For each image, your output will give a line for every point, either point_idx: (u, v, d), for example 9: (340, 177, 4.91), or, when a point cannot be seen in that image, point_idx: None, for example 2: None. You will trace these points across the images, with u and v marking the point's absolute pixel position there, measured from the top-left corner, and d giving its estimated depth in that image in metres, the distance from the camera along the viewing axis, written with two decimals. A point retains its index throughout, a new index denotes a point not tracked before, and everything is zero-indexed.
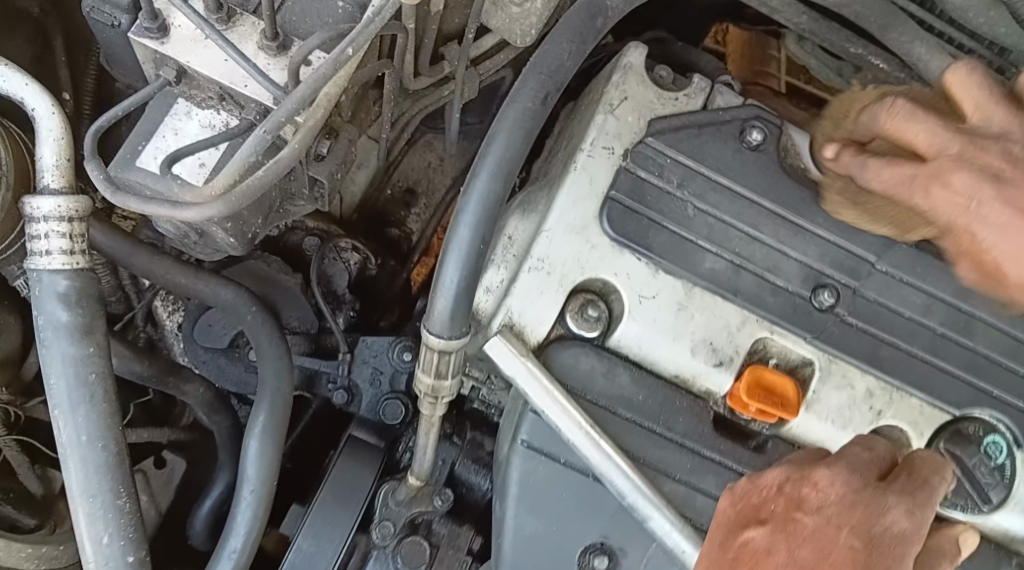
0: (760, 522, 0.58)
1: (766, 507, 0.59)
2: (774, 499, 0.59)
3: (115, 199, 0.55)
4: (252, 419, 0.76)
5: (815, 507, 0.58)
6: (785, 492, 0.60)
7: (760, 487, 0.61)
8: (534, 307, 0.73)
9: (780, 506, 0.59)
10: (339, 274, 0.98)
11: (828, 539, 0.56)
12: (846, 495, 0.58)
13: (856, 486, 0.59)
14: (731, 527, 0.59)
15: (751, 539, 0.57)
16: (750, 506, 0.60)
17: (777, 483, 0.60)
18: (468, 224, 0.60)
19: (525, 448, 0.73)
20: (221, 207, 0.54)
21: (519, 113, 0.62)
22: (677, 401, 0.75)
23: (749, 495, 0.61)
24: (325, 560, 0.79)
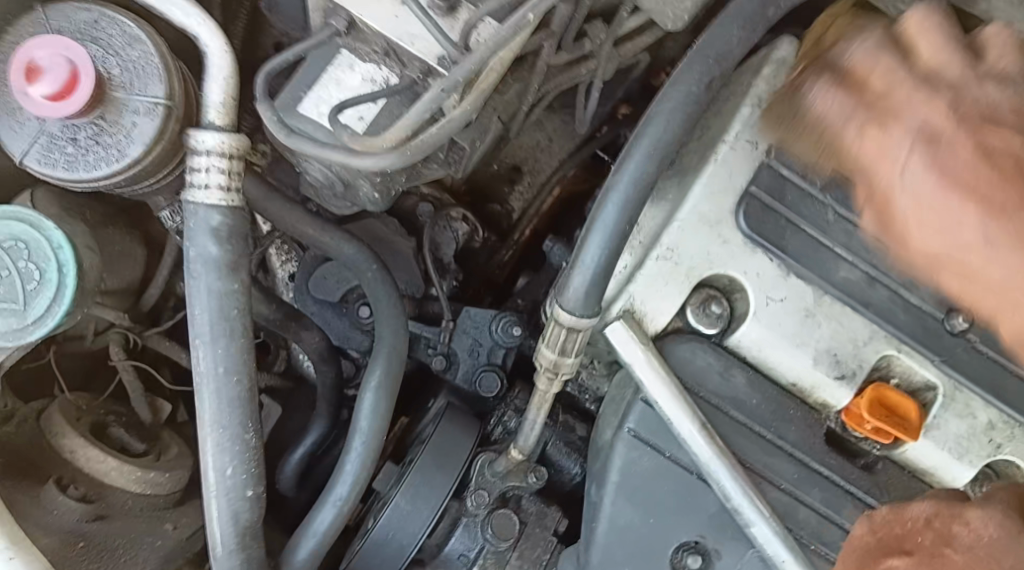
0: (905, 553, 0.57)
1: (912, 538, 0.58)
2: (921, 530, 0.58)
3: (289, 143, 0.59)
4: (369, 373, 0.77)
5: (967, 545, 0.56)
6: (933, 526, 0.58)
7: (905, 518, 0.59)
8: (657, 297, 0.73)
9: (927, 539, 0.57)
10: (448, 242, 0.97)
11: None
12: (1001, 536, 0.56)
13: (1008, 530, 0.57)
14: (871, 553, 0.59)
15: (894, 568, 0.57)
16: (893, 535, 0.59)
17: (925, 516, 0.59)
18: (616, 204, 0.60)
19: (630, 437, 0.73)
20: (395, 159, 0.56)
21: (682, 96, 0.61)
22: (792, 409, 0.74)
23: (892, 524, 0.60)
24: (418, 522, 0.79)
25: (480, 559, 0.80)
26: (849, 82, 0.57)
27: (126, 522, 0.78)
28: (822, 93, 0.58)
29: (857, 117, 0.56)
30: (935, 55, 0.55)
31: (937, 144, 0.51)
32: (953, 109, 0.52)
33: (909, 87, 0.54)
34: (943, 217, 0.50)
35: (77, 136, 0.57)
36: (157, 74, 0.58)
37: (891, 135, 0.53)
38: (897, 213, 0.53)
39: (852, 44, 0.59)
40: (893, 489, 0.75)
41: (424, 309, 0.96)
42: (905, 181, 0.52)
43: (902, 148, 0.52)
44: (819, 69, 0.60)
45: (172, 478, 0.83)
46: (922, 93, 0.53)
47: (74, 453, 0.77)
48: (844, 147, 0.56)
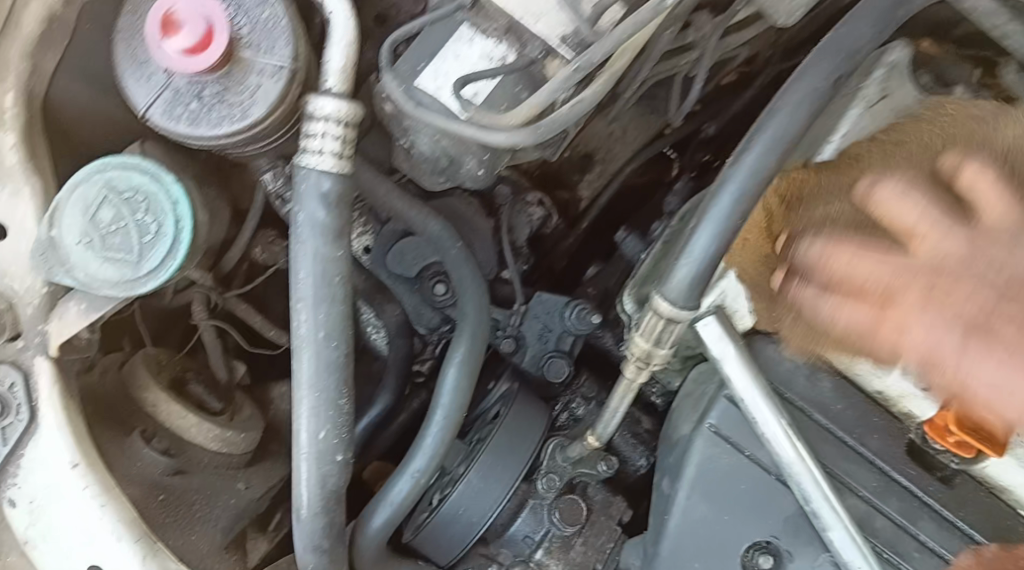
0: None
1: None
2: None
3: (417, 116, 0.60)
4: (452, 348, 0.79)
5: None
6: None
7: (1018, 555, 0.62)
8: (749, 294, 0.72)
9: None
10: (522, 226, 0.97)
11: None
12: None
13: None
14: None
15: None
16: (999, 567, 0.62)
17: None
18: (732, 194, 0.60)
19: (710, 432, 0.73)
20: (527, 137, 0.56)
21: (804, 91, 0.61)
22: (875, 417, 0.73)
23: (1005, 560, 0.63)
24: (490, 500, 0.79)
25: (545, 542, 0.81)
26: (837, 282, 0.56)
27: (203, 478, 0.80)
28: (820, 249, 0.58)
29: (856, 294, 0.54)
30: (924, 226, 0.53)
31: (894, 300, 0.53)
32: (979, 238, 0.52)
33: (915, 295, 0.52)
34: (986, 365, 0.49)
35: (201, 93, 0.60)
36: (285, 36, 0.60)
37: (903, 313, 0.52)
38: (952, 365, 0.50)
39: (807, 244, 0.60)
40: (973, 507, 0.74)
41: (498, 291, 0.97)
42: (950, 344, 0.50)
43: (875, 271, 0.54)
44: (803, 274, 0.59)
45: (246, 438, 0.83)
46: (871, 259, 0.54)
47: (156, 407, 0.78)
48: (856, 292, 0.55)
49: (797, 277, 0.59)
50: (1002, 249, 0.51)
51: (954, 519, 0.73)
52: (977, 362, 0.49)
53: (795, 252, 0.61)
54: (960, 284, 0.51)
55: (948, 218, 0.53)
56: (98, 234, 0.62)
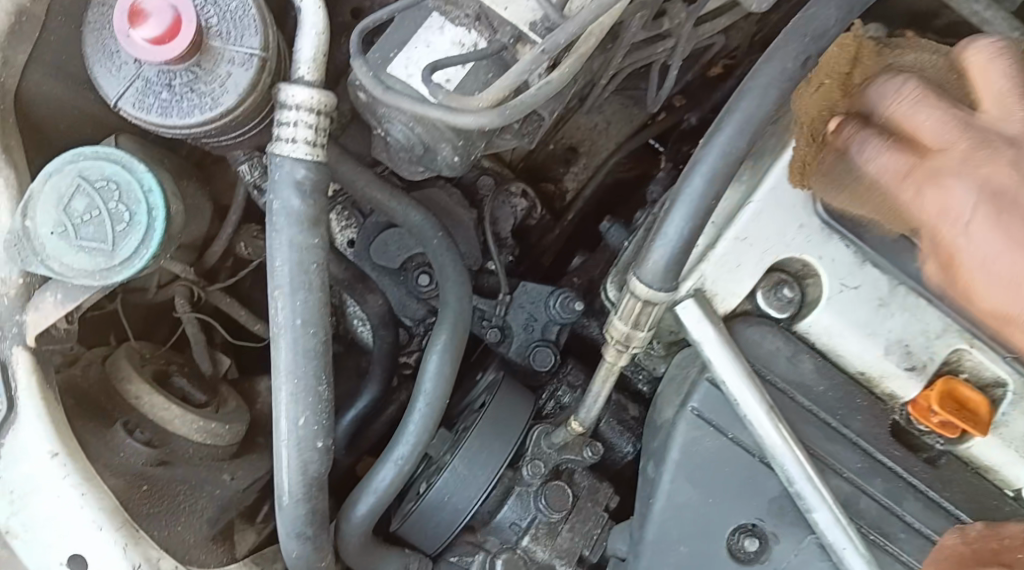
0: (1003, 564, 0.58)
1: (1011, 553, 0.59)
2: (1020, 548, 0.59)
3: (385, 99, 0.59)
4: (434, 335, 0.79)
5: None
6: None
7: (1002, 535, 0.61)
8: (729, 278, 0.72)
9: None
10: (506, 217, 0.97)
11: None
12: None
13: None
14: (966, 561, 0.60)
15: None
16: (988, 547, 0.60)
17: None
18: (703, 175, 0.60)
19: (693, 416, 0.73)
20: (494, 118, 0.56)
21: (776, 72, 0.61)
22: (859, 399, 0.73)
23: (987, 539, 0.61)
24: (475, 488, 0.79)
25: (532, 529, 0.80)
26: (903, 142, 0.58)
27: (189, 470, 0.79)
28: (867, 147, 0.59)
29: (904, 171, 0.57)
30: (942, 137, 0.55)
31: (937, 175, 0.54)
32: (999, 166, 0.53)
33: (963, 153, 0.54)
34: (980, 241, 0.52)
35: (171, 82, 0.60)
36: (254, 25, 0.60)
37: (943, 164, 0.54)
38: (953, 234, 0.53)
39: (865, 133, 0.59)
40: (957, 486, 0.74)
41: (482, 281, 0.96)
42: (972, 236, 0.52)
43: (931, 204, 0.54)
44: (863, 121, 0.60)
45: (231, 431, 0.83)
46: (935, 112, 0.56)
47: (139, 399, 0.78)
48: (900, 200, 0.57)
49: (856, 128, 0.60)
50: (997, 139, 0.54)
51: (940, 499, 0.73)
52: (979, 232, 0.52)
53: (847, 123, 0.61)
54: (985, 157, 0.54)
55: (933, 102, 0.57)
56: (72, 224, 0.63)
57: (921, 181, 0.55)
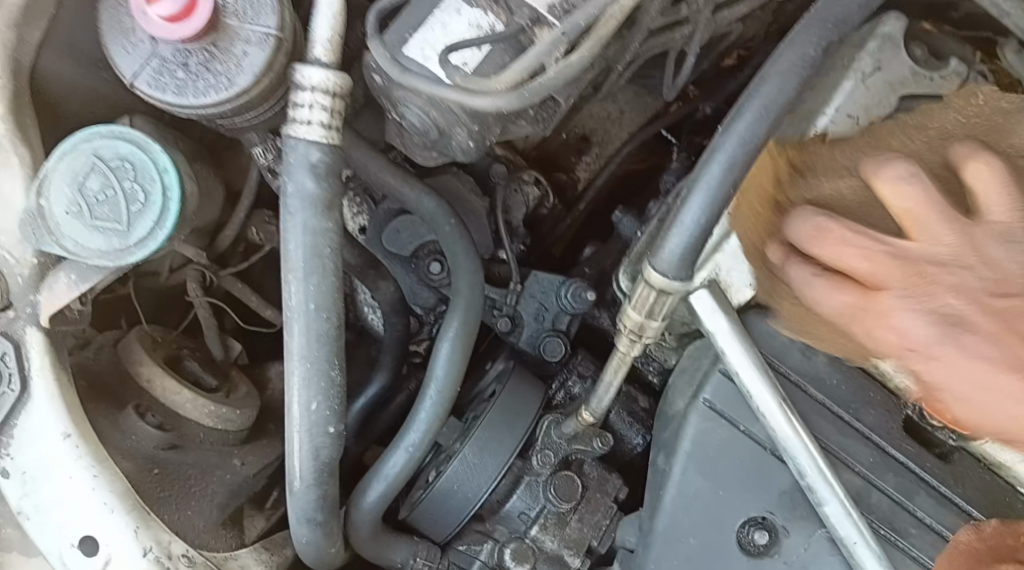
0: (1018, 560, 0.60)
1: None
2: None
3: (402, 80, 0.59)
4: (446, 323, 0.78)
5: None
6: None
7: (1017, 532, 0.62)
8: (743, 269, 0.72)
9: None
10: (518, 206, 0.96)
11: None
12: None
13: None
14: (981, 556, 0.61)
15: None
16: (1005, 545, 0.62)
17: None
18: (721, 162, 0.59)
19: (705, 407, 0.72)
20: (511, 99, 0.57)
21: (797, 57, 0.60)
22: (872, 392, 0.73)
23: (1005, 536, 0.62)
24: (485, 476, 0.79)
25: (540, 519, 0.80)
26: (837, 273, 0.64)
27: (199, 454, 0.80)
28: (813, 227, 0.64)
29: (865, 266, 0.62)
30: (920, 205, 0.62)
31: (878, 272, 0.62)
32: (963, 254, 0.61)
33: (894, 295, 0.60)
34: (955, 371, 0.59)
35: (187, 61, 0.60)
36: (270, 5, 0.60)
37: (886, 300, 0.61)
38: (919, 364, 0.60)
39: (807, 210, 0.66)
40: (970, 482, 0.73)
41: (494, 270, 0.95)
42: (934, 368, 0.59)
43: (857, 260, 0.62)
44: (817, 201, 0.66)
45: (242, 416, 0.83)
46: (859, 246, 0.62)
47: (151, 382, 0.79)
48: (859, 282, 0.62)
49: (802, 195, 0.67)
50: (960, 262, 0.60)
51: (951, 494, 0.72)
52: (941, 368, 0.59)
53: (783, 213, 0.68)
54: (928, 281, 0.60)
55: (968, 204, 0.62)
56: (87, 203, 0.63)
57: (887, 297, 0.61)
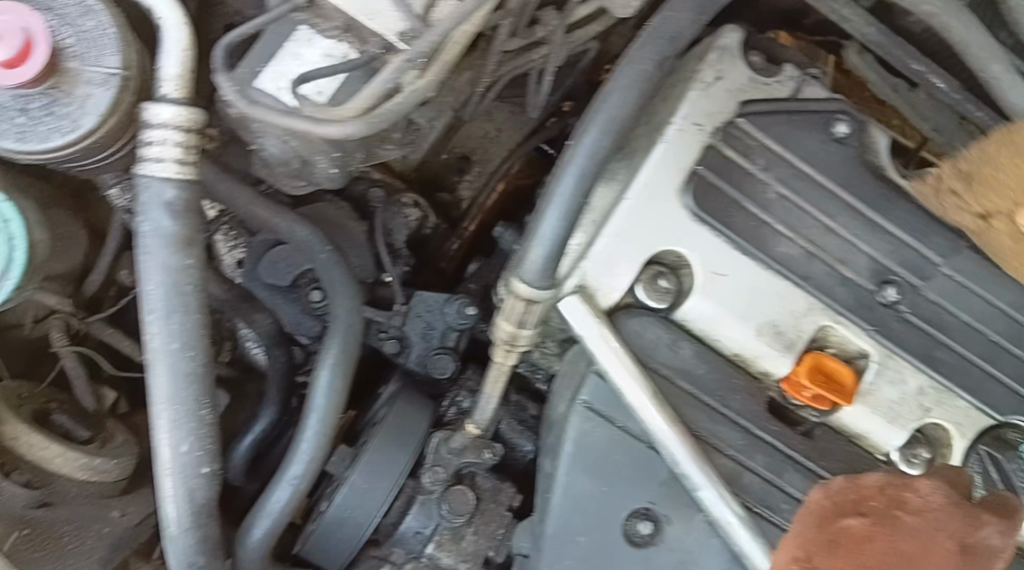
0: (861, 513, 0.57)
1: (867, 502, 0.58)
2: (875, 496, 0.58)
3: (251, 112, 0.58)
4: (323, 352, 0.78)
5: (916, 509, 0.58)
6: (886, 492, 0.58)
7: (860, 485, 0.59)
8: (609, 273, 0.75)
9: (880, 503, 0.58)
10: (399, 228, 0.97)
11: (927, 540, 0.56)
12: (946, 503, 0.58)
13: (950, 498, 0.59)
14: (826, 514, 0.58)
15: (852, 525, 0.56)
16: (850, 499, 0.58)
17: (880, 484, 0.59)
18: (574, 175, 0.62)
19: (583, 408, 0.75)
20: (362, 127, 0.56)
21: (636, 73, 0.63)
22: (735, 379, 0.77)
23: (847, 490, 0.59)
24: (375, 501, 0.79)
25: (436, 535, 0.80)
26: None
27: (73, 509, 0.77)
28: None
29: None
30: None
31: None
32: None
33: None
34: None
35: (28, 107, 0.59)
36: (114, 44, 0.60)
37: None
38: None
39: None
40: (833, 455, 0.78)
41: (378, 293, 0.96)
42: None
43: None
44: None
45: (118, 465, 0.80)
46: None
47: (16, 440, 0.74)
48: None
49: None
50: None
51: (816, 468, 0.77)
52: None
53: None
54: None
55: None
56: None
57: None
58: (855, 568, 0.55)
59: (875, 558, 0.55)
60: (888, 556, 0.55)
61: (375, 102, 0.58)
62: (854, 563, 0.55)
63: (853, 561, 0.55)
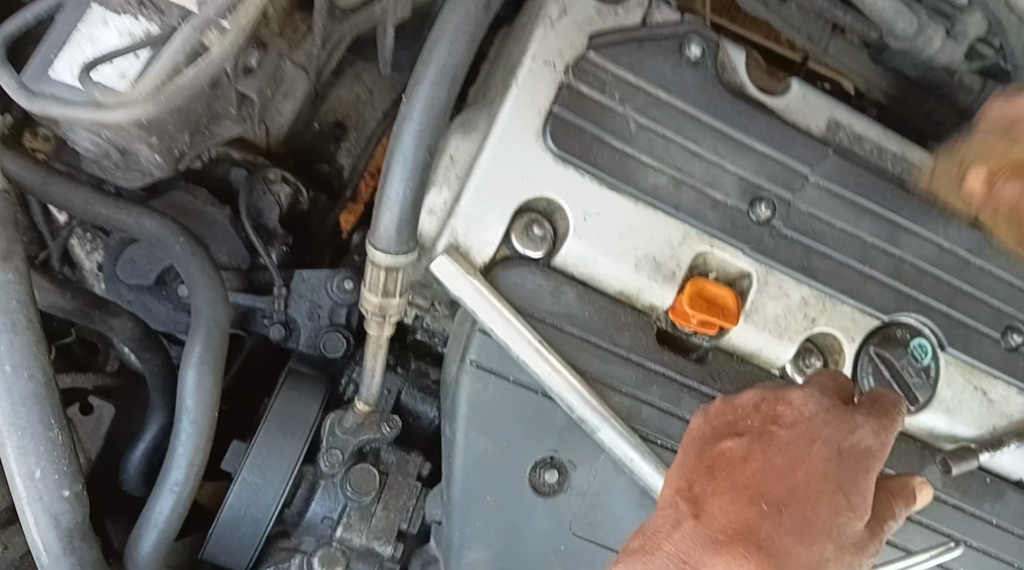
0: (737, 435, 0.56)
1: (743, 422, 0.56)
2: (751, 414, 0.56)
3: (33, 106, 0.56)
4: (188, 349, 0.73)
5: (791, 421, 0.55)
6: (761, 410, 0.57)
7: (735, 406, 0.57)
8: (480, 226, 0.72)
9: (755, 421, 0.56)
10: (269, 207, 0.92)
11: (803, 449, 0.54)
12: (821, 410, 0.56)
13: (825, 407, 0.57)
14: (706, 440, 0.56)
15: (728, 448, 0.55)
16: (725, 422, 0.56)
17: (754, 401, 0.57)
18: (413, 133, 0.59)
19: (473, 368, 0.72)
20: (151, 107, 0.54)
21: (461, 16, 0.60)
22: (623, 317, 0.75)
23: (724, 413, 0.57)
24: (271, 494, 0.76)
25: (343, 517, 0.77)
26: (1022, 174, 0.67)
27: None
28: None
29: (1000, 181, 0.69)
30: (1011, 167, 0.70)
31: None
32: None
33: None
34: None
35: None
36: None
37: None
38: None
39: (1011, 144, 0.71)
40: (727, 377, 0.78)
41: (256, 278, 0.91)
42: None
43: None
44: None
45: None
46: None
47: None
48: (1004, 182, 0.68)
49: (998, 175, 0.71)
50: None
51: (711, 393, 0.77)
52: None
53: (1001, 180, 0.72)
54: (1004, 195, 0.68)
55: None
56: None
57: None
58: (729, 486, 0.53)
59: (752, 474, 0.53)
60: (764, 473, 0.53)
61: (172, 75, 0.55)
62: (732, 484, 0.53)
63: (731, 481, 0.53)
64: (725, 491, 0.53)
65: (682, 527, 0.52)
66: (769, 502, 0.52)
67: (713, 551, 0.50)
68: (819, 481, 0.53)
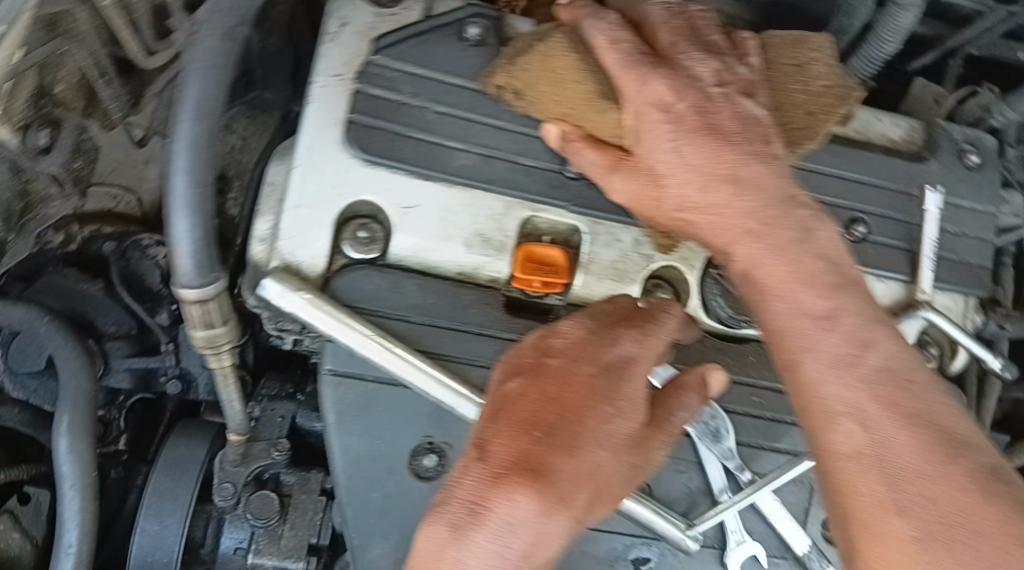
0: (517, 375, 0.60)
1: (522, 363, 0.61)
2: (527, 354, 0.61)
3: None
4: (57, 421, 0.78)
5: (560, 350, 0.61)
6: (535, 348, 0.62)
7: (517, 351, 0.62)
8: (306, 241, 0.76)
9: (530, 358, 0.61)
10: (149, 270, 0.93)
11: (572, 373, 0.59)
12: (585, 335, 0.62)
13: (590, 330, 0.62)
14: (494, 387, 0.61)
15: (508, 389, 0.59)
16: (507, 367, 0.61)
17: (532, 342, 0.62)
18: (181, 171, 0.66)
19: (332, 376, 0.76)
20: None
21: (204, 52, 0.66)
22: (466, 295, 0.78)
23: (507, 360, 0.62)
24: (172, 535, 0.80)
25: (252, 545, 0.80)
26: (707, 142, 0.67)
27: None
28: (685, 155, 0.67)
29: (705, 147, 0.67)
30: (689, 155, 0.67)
31: (739, 181, 0.65)
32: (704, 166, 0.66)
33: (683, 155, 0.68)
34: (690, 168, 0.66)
35: None
36: None
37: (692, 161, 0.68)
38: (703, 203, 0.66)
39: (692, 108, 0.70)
40: None
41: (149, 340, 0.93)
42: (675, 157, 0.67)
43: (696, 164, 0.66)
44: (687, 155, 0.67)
45: None
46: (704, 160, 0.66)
47: None
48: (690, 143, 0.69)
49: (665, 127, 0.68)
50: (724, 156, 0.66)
51: None
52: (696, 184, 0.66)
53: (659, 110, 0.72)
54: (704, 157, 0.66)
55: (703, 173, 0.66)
56: None
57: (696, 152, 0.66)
58: (510, 422, 0.57)
59: (527, 407, 0.58)
60: (539, 403, 0.58)
61: None
62: (512, 420, 0.57)
63: (511, 418, 0.57)
64: (506, 428, 0.57)
65: (472, 473, 0.56)
66: (544, 428, 0.57)
67: (496, 485, 0.54)
68: (589, 397, 0.58)
